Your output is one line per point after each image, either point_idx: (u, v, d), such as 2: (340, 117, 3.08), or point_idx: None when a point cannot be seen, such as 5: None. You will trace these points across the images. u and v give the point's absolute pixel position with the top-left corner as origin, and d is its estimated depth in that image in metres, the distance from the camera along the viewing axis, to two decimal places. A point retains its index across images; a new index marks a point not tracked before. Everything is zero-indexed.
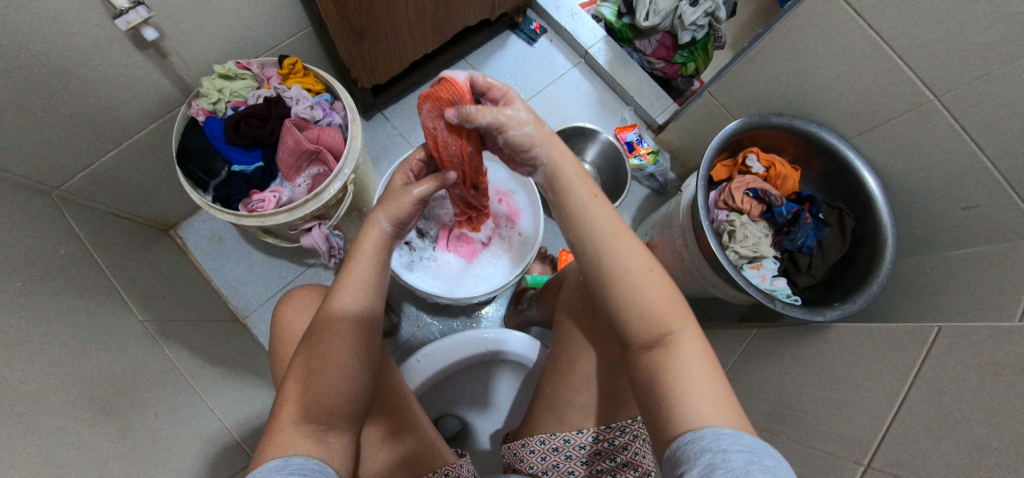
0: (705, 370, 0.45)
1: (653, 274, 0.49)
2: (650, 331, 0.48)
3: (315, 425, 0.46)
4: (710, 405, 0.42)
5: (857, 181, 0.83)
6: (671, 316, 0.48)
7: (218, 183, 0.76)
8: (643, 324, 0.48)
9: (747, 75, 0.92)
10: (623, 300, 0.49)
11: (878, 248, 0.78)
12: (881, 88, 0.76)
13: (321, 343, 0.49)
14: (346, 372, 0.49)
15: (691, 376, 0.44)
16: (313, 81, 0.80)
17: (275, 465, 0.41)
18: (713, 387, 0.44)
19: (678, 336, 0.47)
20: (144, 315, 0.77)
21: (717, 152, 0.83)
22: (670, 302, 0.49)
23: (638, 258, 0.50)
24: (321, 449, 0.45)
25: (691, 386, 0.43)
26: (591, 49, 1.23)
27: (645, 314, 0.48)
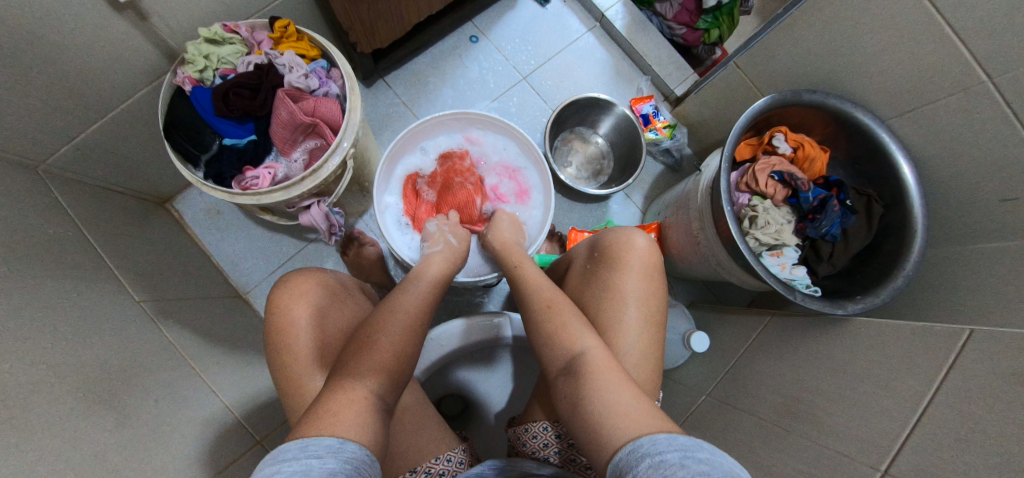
0: (614, 378, 0.48)
1: (560, 313, 0.58)
2: (561, 358, 0.53)
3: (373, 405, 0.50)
4: (613, 408, 0.45)
5: (891, 165, 0.77)
6: (575, 340, 0.54)
7: (209, 157, 0.71)
8: (555, 354, 0.54)
9: (780, 46, 0.85)
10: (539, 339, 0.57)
11: (908, 238, 0.73)
12: (930, 65, 0.69)
13: (372, 342, 0.55)
14: (393, 366, 0.55)
15: (603, 385, 0.47)
16: (307, 46, 0.74)
17: (332, 443, 0.43)
18: (617, 392, 0.46)
19: (584, 354, 0.52)
20: (141, 295, 0.75)
21: (743, 131, 0.78)
22: (577, 328, 0.55)
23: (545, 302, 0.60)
24: (375, 433, 0.47)
25: (598, 396, 0.47)
26: (608, 12, 1.14)
27: (552, 343, 0.55)
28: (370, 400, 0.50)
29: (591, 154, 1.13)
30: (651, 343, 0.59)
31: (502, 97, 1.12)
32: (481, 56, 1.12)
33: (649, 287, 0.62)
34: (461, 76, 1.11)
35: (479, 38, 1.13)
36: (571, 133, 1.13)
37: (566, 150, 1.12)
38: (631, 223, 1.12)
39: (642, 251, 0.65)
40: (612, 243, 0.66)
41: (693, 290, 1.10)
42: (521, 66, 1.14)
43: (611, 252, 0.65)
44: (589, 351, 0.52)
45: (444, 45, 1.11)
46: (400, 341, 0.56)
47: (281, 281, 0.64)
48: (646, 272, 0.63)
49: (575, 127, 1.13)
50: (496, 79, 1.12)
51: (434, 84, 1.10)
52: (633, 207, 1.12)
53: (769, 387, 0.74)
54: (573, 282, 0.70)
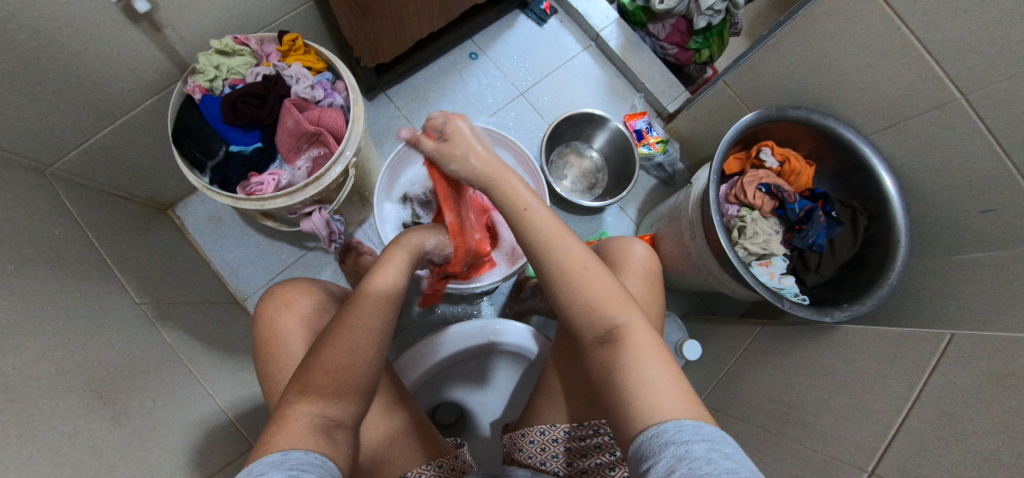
0: (657, 356, 0.47)
1: (599, 275, 0.53)
2: (601, 329, 0.50)
3: (325, 419, 0.48)
4: (669, 391, 0.43)
5: (874, 178, 0.80)
6: (617, 311, 0.50)
7: (216, 164, 0.74)
8: (594, 319, 0.50)
9: (765, 66, 0.89)
10: (571, 296, 0.52)
11: (892, 248, 0.76)
12: (906, 84, 0.73)
13: (343, 336, 0.52)
14: (352, 372, 0.51)
15: (644, 362, 0.46)
16: (313, 59, 0.77)
17: (275, 458, 0.41)
18: (667, 372, 0.45)
19: (627, 326, 0.49)
20: (141, 297, 0.76)
21: (730, 145, 0.81)
22: (616, 295, 0.52)
23: (575, 258, 0.53)
24: (325, 445, 0.46)
25: (646, 372, 0.45)
26: (603, 32, 1.18)
27: (593, 309, 0.51)
28: (313, 412, 0.47)
29: (586, 168, 1.16)
30: None
31: (500, 112, 1.15)
32: (480, 73, 1.16)
33: (649, 291, 0.63)
34: (460, 91, 1.15)
35: (479, 54, 1.17)
36: (566, 148, 1.16)
37: (562, 164, 1.15)
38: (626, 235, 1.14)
39: (640, 259, 0.66)
40: (617, 251, 0.67)
41: (686, 301, 1.11)
42: (518, 82, 1.18)
43: (614, 258, 0.66)
44: (634, 324, 0.49)
45: (444, 61, 1.15)
46: (370, 341, 0.53)
47: (266, 292, 0.66)
48: (646, 277, 0.64)
49: (570, 142, 1.16)
50: (494, 94, 1.16)
51: (434, 98, 1.13)
52: (627, 220, 1.14)
53: (760, 394, 0.75)
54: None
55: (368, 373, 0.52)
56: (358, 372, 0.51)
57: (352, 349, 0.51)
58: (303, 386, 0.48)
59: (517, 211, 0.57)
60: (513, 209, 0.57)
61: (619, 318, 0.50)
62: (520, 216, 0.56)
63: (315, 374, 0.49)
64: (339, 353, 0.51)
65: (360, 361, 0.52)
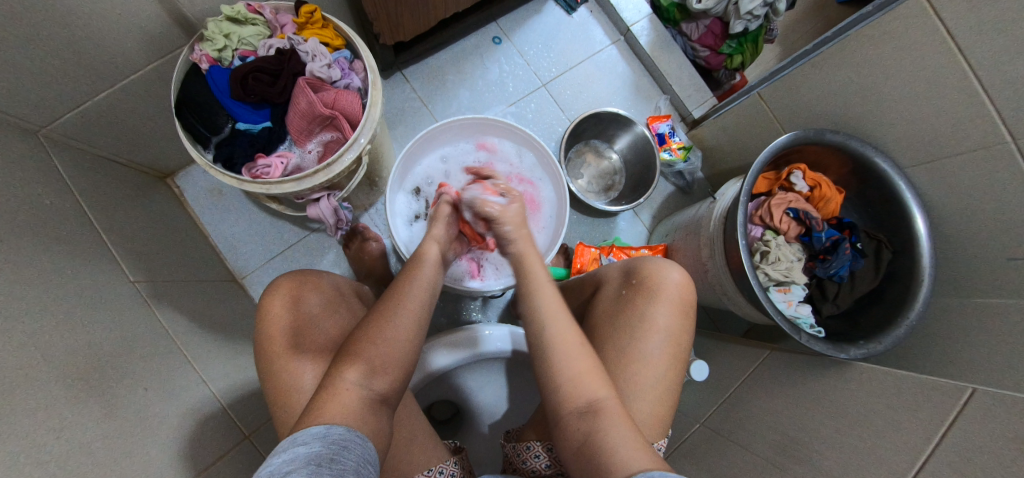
0: (631, 432, 0.48)
1: (582, 349, 0.53)
2: (577, 399, 0.51)
3: (368, 396, 0.51)
4: (639, 460, 0.45)
5: (904, 214, 0.77)
6: (594, 383, 0.51)
7: (221, 140, 0.68)
8: (570, 391, 0.51)
9: (805, 83, 0.86)
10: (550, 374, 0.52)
11: (913, 286, 0.74)
12: (952, 121, 0.69)
13: (397, 321, 0.55)
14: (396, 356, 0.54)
15: (616, 436, 0.47)
16: (331, 35, 0.71)
17: (318, 431, 0.44)
18: (638, 445, 0.47)
19: (602, 401, 0.50)
20: (136, 275, 0.72)
21: (762, 166, 0.78)
22: (594, 367, 0.52)
23: (562, 327, 0.55)
24: (366, 423, 0.49)
25: (618, 447, 0.47)
26: (633, 27, 1.13)
27: (573, 381, 0.51)
28: (362, 388, 0.51)
29: (603, 169, 1.13)
30: (671, 379, 0.59)
31: (519, 102, 1.10)
32: (502, 59, 1.11)
33: (678, 322, 0.61)
34: (480, 77, 1.09)
35: (502, 39, 1.11)
36: (585, 145, 1.12)
37: (579, 162, 1.12)
38: (638, 242, 1.11)
39: (674, 285, 0.63)
40: (650, 273, 0.64)
41: None
42: (541, 72, 1.12)
43: (646, 281, 0.63)
44: (608, 401, 0.50)
45: (466, 43, 1.09)
46: (410, 334, 0.56)
47: (272, 283, 0.62)
48: (678, 307, 0.62)
49: (590, 140, 1.12)
50: (515, 82, 1.11)
51: (452, 82, 1.08)
52: (640, 226, 1.11)
53: (764, 423, 0.74)
54: (602, 308, 0.67)
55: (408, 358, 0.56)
56: (406, 356, 0.55)
57: (409, 327, 0.56)
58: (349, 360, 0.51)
59: (519, 256, 0.61)
60: (517, 256, 0.61)
61: (597, 392, 0.51)
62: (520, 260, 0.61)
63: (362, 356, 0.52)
64: (387, 340, 0.54)
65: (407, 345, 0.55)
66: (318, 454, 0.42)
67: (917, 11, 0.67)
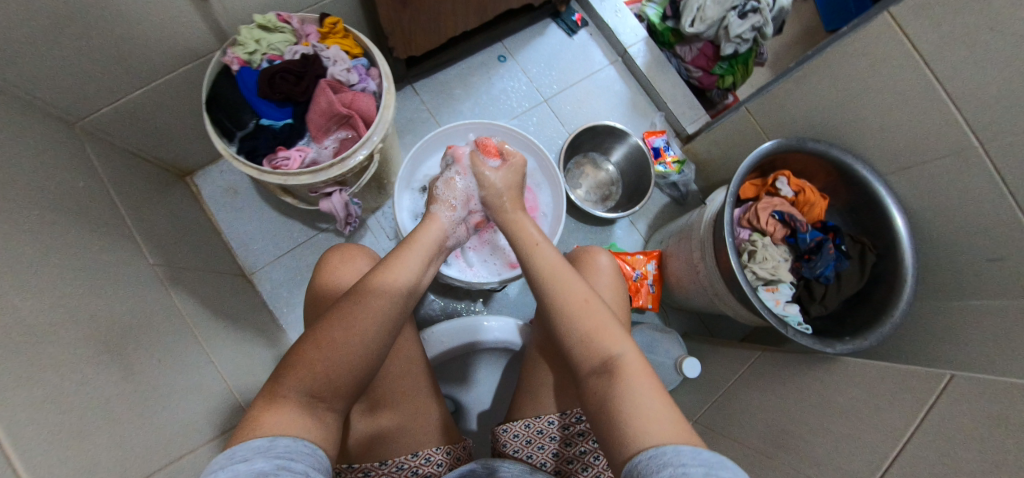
0: (648, 385, 0.50)
1: (597, 311, 0.58)
2: (596, 356, 0.54)
3: (312, 401, 0.49)
4: (654, 419, 0.47)
5: (886, 217, 0.82)
6: (612, 342, 0.55)
7: (245, 134, 0.73)
8: (591, 351, 0.55)
9: (788, 98, 0.92)
10: (566, 328, 0.57)
11: (898, 286, 0.77)
12: (924, 131, 0.74)
13: (361, 302, 0.55)
14: (344, 364, 0.52)
15: (634, 388, 0.50)
16: (352, 44, 0.78)
17: (260, 444, 0.41)
18: (655, 397, 0.49)
19: (620, 357, 0.53)
20: (154, 259, 0.76)
21: (747, 171, 0.83)
22: (608, 327, 0.57)
23: (575, 293, 0.60)
24: (313, 428, 0.47)
25: (633, 399, 0.49)
26: (630, 49, 1.20)
27: (586, 336, 0.56)
28: (305, 394, 0.49)
29: (601, 180, 1.18)
30: None
31: (522, 116, 1.17)
32: (506, 75, 1.18)
33: (617, 300, 0.74)
34: (485, 92, 1.16)
35: (507, 58, 1.19)
36: (584, 157, 1.18)
37: (578, 173, 1.17)
38: (635, 249, 1.15)
39: (609, 266, 0.77)
40: (587, 256, 0.79)
41: (688, 321, 1.12)
42: (543, 88, 1.19)
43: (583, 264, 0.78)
44: (625, 355, 0.53)
45: (473, 60, 1.17)
46: (371, 330, 0.55)
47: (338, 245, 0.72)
48: (615, 282, 0.76)
49: (588, 152, 1.18)
50: (519, 98, 1.18)
51: (458, 95, 1.15)
52: (636, 235, 1.15)
53: (754, 418, 0.75)
54: None
55: (363, 356, 0.53)
56: (358, 355, 0.53)
57: (364, 326, 0.54)
58: (294, 363, 0.50)
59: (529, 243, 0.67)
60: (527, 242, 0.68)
61: (612, 349, 0.54)
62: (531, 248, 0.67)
63: (312, 354, 0.51)
64: (351, 324, 0.53)
65: (363, 340, 0.54)
66: (258, 470, 0.38)
67: (884, 30, 0.73)
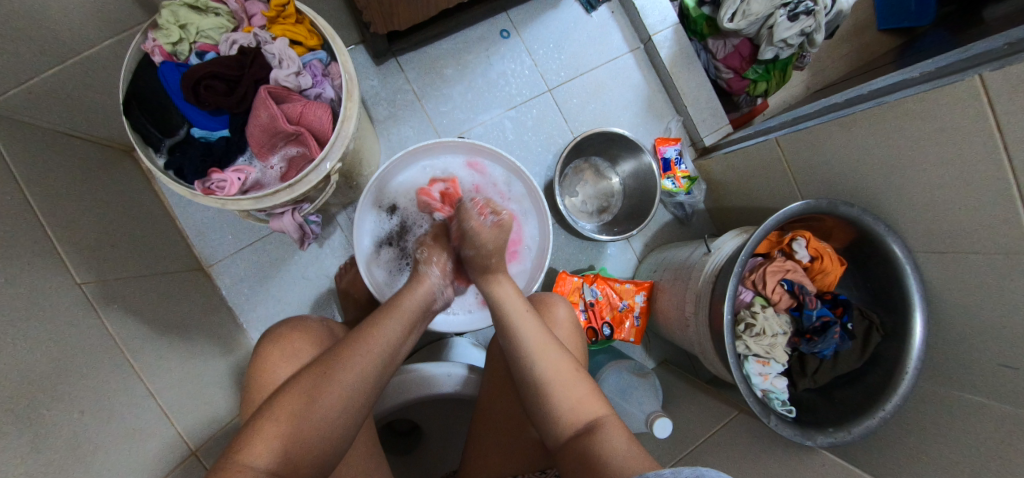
0: (627, 448, 0.49)
1: (577, 377, 0.56)
2: (574, 423, 0.53)
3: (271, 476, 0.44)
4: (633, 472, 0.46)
5: (905, 300, 0.72)
6: (590, 408, 0.54)
7: (174, 144, 0.61)
8: (569, 416, 0.53)
9: (827, 141, 0.79)
10: (548, 400, 0.54)
11: (896, 379, 0.70)
12: (975, 223, 0.64)
13: (350, 353, 0.51)
14: (322, 430, 0.47)
15: (614, 450, 0.49)
16: (306, 33, 0.63)
17: None
18: (631, 457, 0.48)
19: (598, 425, 0.52)
20: (83, 275, 0.67)
21: (766, 232, 0.72)
22: (586, 392, 0.55)
23: (557, 361, 0.57)
24: None
25: (611, 463, 0.48)
26: (656, 36, 1.02)
27: (568, 407, 0.54)
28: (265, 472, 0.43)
29: (601, 189, 1.07)
30: None
31: (521, 107, 1.02)
32: (507, 56, 1.01)
33: (580, 348, 0.71)
34: (481, 74, 1.00)
35: (510, 33, 1.01)
36: (585, 162, 1.06)
37: (576, 179, 1.05)
38: (626, 271, 1.07)
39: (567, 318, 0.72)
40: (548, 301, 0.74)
41: (669, 349, 1.08)
42: (548, 75, 1.03)
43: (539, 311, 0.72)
44: (603, 422, 0.52)
45: (470, 34, 0.99)
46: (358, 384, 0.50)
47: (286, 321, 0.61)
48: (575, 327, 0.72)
49: (591, 157, 1.05)
50: (519, 85, 1.02)
51: (449, 77, 0.99)
52: (630, 255, 1.07)
53: None
54: None
55: (343, 420, 0.48)
56: (336, 419, 0.48)
57: (354, 386, 0.49)
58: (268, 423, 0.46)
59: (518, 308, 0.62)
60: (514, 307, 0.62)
61: (591, 417, 0.53)
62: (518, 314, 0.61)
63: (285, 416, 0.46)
64: (334, 379, 0.49)
65: (350, 396, 0.49)
66: None
67: (965, 95, 0.59)
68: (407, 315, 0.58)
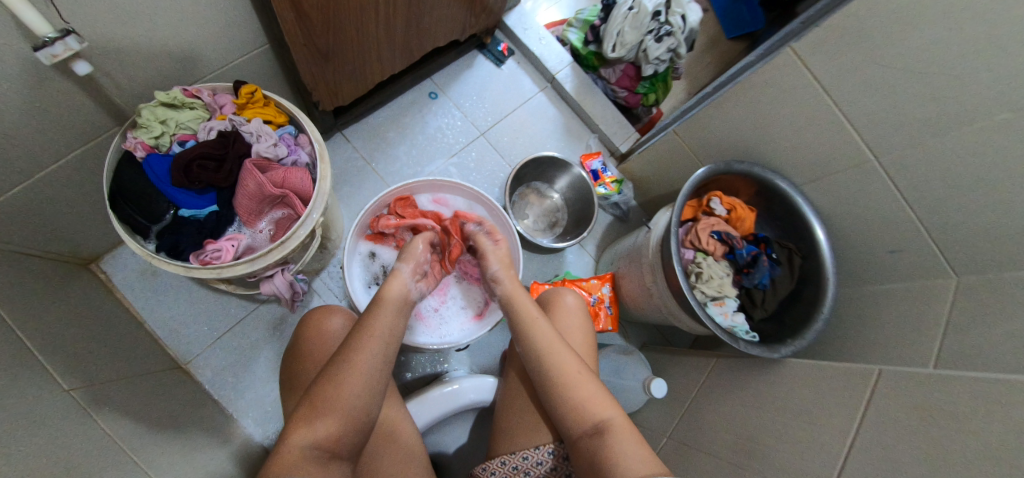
0: (637, 443, 0.54)
1: (584, 377, 0.60)
2: (586, 422, 0.57)
3: (318, 451, 0.50)
4: (642, 468, 0.51)
5: (806, 225, 0.91)
6: (602, 407, 0.58)
7: (163, 228, 0.66)
8: (579, 417, 0.58)
9: (710, 120, 0.99)
10: (562, 402, 0.59)
11: (823, 284, 0.86)
12: (829, 148, 0.84)
13: (361, 341, 0.57)
14: (353, 404, 0.53)
15: (624, 447, 0.54)
16: (274, 112, 0.72)
17: None
18: (641, 452, 0.53)
19: (609, 422, 0.57)
20: (70, 383, 0.65)
21: (688, 196, 0.88)
22: (600, 393, 0.60)
23: (569, 365, 0.61)
24: None
25: (624, 459, 0.52)
26: (558, 75, 1.23)
27: (579, 407, 0.58)
28: (313, 445, 0.50)
29: (547, 207, 1.20)
30: None
31: (461, 153, 1.15)
32: (439, 112, 1.16)
33: (585, 338, 0.76)
34: (420, 132, 1.14)
35: (438, 94, 1.17)
36: (527, 188, 1.19)
37: (523, 204, 1.18)
38: (587, 271, 1.19)
39: (574, 304, 0.78)
40: (553, 299, 0.80)
41: (645, 332, 1.19)
42: (478, 122, 1.19)
43: (548, 306, 0.78)
44: (615, 420, 0.57)
45: (403, 100, 1.14)
46: (376, 366, 0.56)
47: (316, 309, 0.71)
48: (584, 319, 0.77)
49: (531, 182, 1.19)
50: (455, 135, 1.16)
51: (393, 139, 1.11)
52: (587, 257, 1.19)
53: (721, 428, 0.81)
54: None
55: (367, 402, 0.54)
56: (364, 400, 0.54)
57: (367, 367, 0.55)
58: (305, 414, 0.51)
59: (526, 320, 0.66)
60: (525, 319, 0.67)
61: (603, 414, 0.58)
62: (528, 325, 0.66)
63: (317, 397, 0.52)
64: (351, 366, 0.55)
65: (370, 380, 0.55)
66: None
67: (785, 60, 0.81)
68: (392, 303, 0.64)
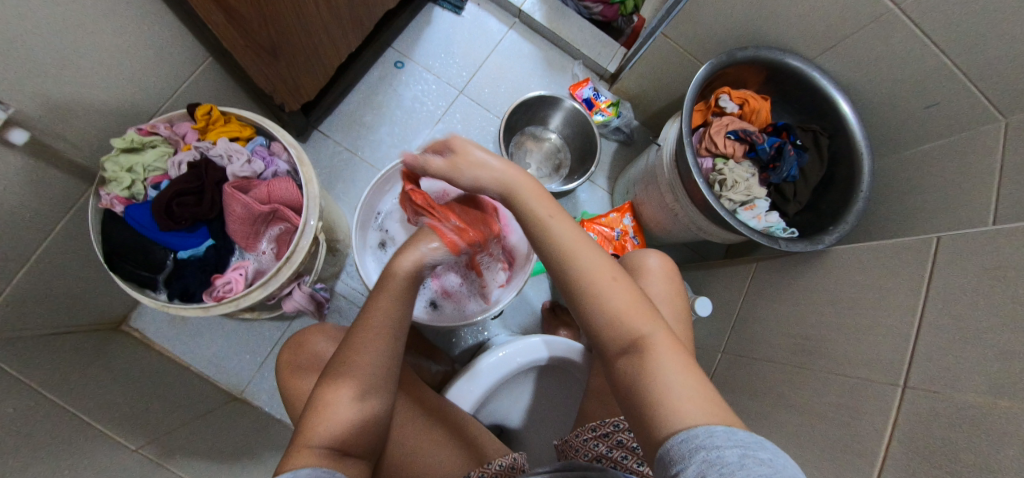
0: (684, 366, 0.40)
1: (616, 281, 0.46)
2: (620, 336, 0.44)
3: (330, 447, 0.47)
4: (695, 395, 0.38)
5: (829, 101, 0.83)
6: (640, 318, 0.44)
7: (167, 276, 0.65)
8: (613, 330, 0.44)
9: (701, 11, 0.89)
10: (587, 306, 0.46)
11: (856, 161, 0.79)
12: (838, 8, 0.74)
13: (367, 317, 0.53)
14: (370, 377, 0.51)
15: (666, 367, 0.40)
16: (239, 126, 0.68)
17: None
18: (691, 376, 0.40)
19: (651, 338, 0.43)
20: (138, 441, 0.67)
21: (694, 100, 0.81)
22: (637, 303, 0.45)
23: (599, 267, 0.47)
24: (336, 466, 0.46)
25: (665, 382, 0.39)
26: (524, 6, 1.13)
27: (610, 318, 0.45)
28: (327, 439, 0.48)
29: (547, 151, 1.14)
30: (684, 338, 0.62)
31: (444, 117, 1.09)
32: (411, 81, 1.08)
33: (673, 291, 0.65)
34: (397, 106, 1.07)
35: (404, 62, 1.09)
36: (522, 135, 1.13)
37: (522, 153, 1.12)
38: (603, 206, 1.14)
39: (657, 264, 0.67)
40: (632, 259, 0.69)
41: (676, 253, 1.15)
42: (454, 80, 1.11)
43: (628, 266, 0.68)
44: (659, 337, 0.43)
45: (371, 78, 1.07)
46: (382, 343, 0.52)
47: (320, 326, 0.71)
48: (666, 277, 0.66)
49: (525, 128, 1.12)
50: (433, 100, 1.09)
51: (371, 122, 1.05)
52: (600, 192, 1.14)
53: (775, 331, 0.80)
54: None
55: (380, 379, 0.52)
56: (378, 372, 0.52)
57: (375, 345, 0.52)
58: (322, 393, 0.50)
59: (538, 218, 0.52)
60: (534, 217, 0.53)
61: (643, 329, 0.44)
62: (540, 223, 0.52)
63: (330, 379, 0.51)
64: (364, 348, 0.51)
65: (379, 360, 0.52)
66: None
67: None
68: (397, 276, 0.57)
